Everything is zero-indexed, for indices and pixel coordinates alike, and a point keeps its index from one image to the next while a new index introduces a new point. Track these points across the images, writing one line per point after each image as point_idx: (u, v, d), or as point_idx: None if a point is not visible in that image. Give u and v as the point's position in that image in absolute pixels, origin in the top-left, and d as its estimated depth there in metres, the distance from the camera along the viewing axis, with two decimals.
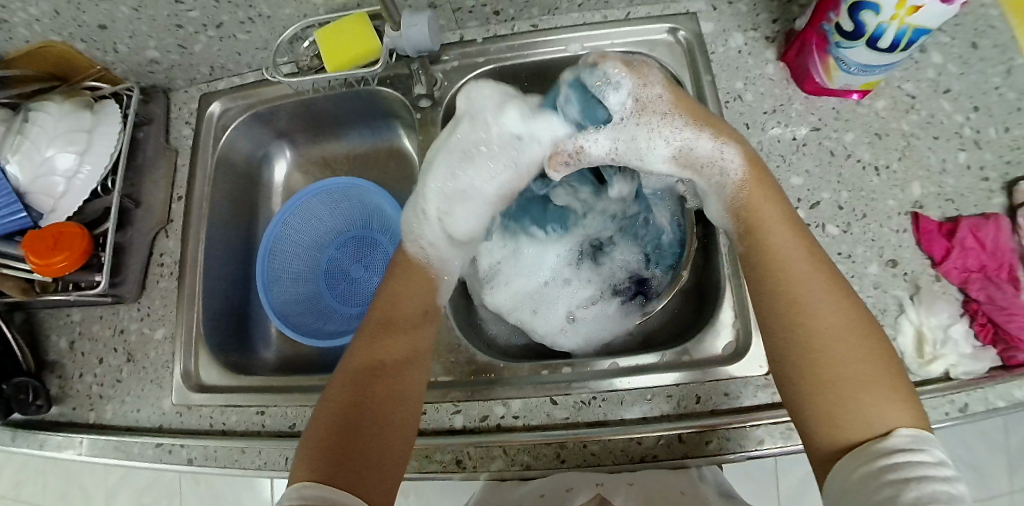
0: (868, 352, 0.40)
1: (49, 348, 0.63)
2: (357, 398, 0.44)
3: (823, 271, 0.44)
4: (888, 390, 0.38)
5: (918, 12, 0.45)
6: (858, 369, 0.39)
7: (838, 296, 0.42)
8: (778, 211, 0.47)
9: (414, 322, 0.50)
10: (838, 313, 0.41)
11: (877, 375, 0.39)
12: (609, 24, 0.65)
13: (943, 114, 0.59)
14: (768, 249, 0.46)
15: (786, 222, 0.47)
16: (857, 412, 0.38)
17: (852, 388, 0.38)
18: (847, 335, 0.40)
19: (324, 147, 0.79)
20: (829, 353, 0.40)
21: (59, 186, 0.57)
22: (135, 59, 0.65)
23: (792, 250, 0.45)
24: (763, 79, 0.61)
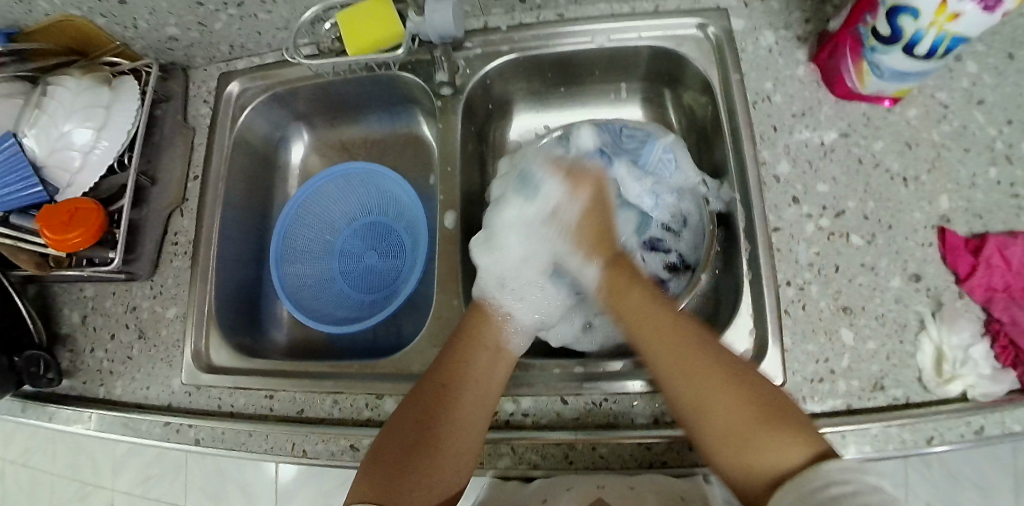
0: (734, 412, 0.42)
1: (62, 321, 0.63)
2: (412, 429, 0.47)
3: (654, 336, 0.48)
4: (777, 434, 0.40)
5: (958, 19, 0.44)
6: (739, 429, 0.41)
7: (698, 372, 0.44)
8: (637, 293, 0.52)
9: (490, 354, 0.52)
10: (686, 378, 0.45)
11: (760, 426, 0.41)
12: (637, 17, 0.63)
13: (975, 127, 0.57)
14: (631, 327, 0.50)
15: (640, 290, 0.52)
16: (752, 462, 0.40)
17: (742, 443, 0.41)
18: (707, 394, 0.43)
19: (341, 130, 0.78)
20: (706, 416, 0.43)
21: (75, 161, 0.57)
22: (155, 35, 0.64)
23: (647, 323, 0.49)
24: (793, 81, 0.60)
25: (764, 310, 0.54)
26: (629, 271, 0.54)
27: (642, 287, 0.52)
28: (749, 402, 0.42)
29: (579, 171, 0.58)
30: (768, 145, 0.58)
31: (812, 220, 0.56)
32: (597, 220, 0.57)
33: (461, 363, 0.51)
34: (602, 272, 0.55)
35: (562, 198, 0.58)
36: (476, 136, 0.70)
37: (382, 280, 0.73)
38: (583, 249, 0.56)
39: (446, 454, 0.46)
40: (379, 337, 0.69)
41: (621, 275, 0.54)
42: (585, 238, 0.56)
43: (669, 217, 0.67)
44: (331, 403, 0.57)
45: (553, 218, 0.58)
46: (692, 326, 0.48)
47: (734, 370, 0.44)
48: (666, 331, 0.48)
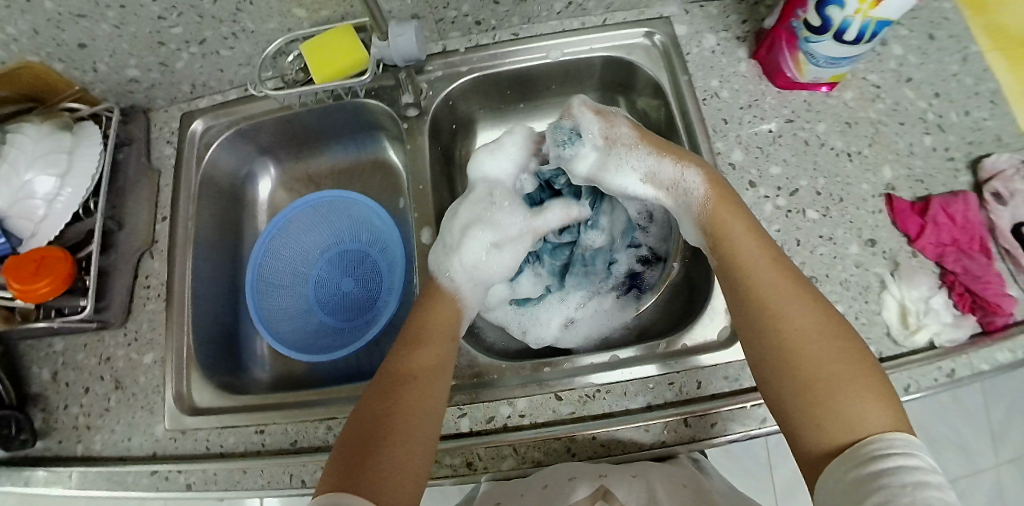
0: (830, 351, 0.42)
1: (30, 381, 0.60)
2: (379, 414, 0.45)
3: (783, 278, 0.47)
4: (860, 391, 0.41)
5: (880, 5, 0.49)
6: (827, 372, 0.42)
7: (801, 311, 0.45)
8: (743, 220, 0.50)
9: (446, 335, 0.52)
10: (783, 312, 0.45)
11: (850, 379, 0.41)
12: (588, 30, 0.67)
13: (907, 102, 0.62)
14: (727, 255, 0.49)
15: (744, 223, 0.50)
16: (837, 414, 0.40)
17: (832, 392, 0.41)
18: (797, 329, 0.44)
19: (307, 162, 0.79)
20: (794, 351, 0.43)
21: (38, 211, 0.56)
22: (114, 78, 0.64)
23: (753, 258, 0.48)
24: (737, 76, 0.64)
25: None
26: (730, 193, 0.52)
27: (747, 217, 0.51)
28: (842, 352, 0.43)
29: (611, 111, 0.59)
30: (721, 137, 0.62)
31: (769, 201, 0.60)
32: (669, 147, 0.55)
33: (419, 345, 0.50)
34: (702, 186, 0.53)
35: (608, 132, 0.57)
36: (442, 156, 0.72)
37: (362, 305, 0.73)
38: (661, 167, 0.54)
39: (418, 433, 0.45)
40: (363, 361, 0.69)
41: (726, 197, 0.52)
42: (656, 156, 0.55)
43: (638, 215, 0.68)
44: (325, 430, 0.56)
45: (608, 144, 0.56)
46: (788, 265, 0.48)
47: (827, 313, 0.45)
48: (768, 268, 0.47)
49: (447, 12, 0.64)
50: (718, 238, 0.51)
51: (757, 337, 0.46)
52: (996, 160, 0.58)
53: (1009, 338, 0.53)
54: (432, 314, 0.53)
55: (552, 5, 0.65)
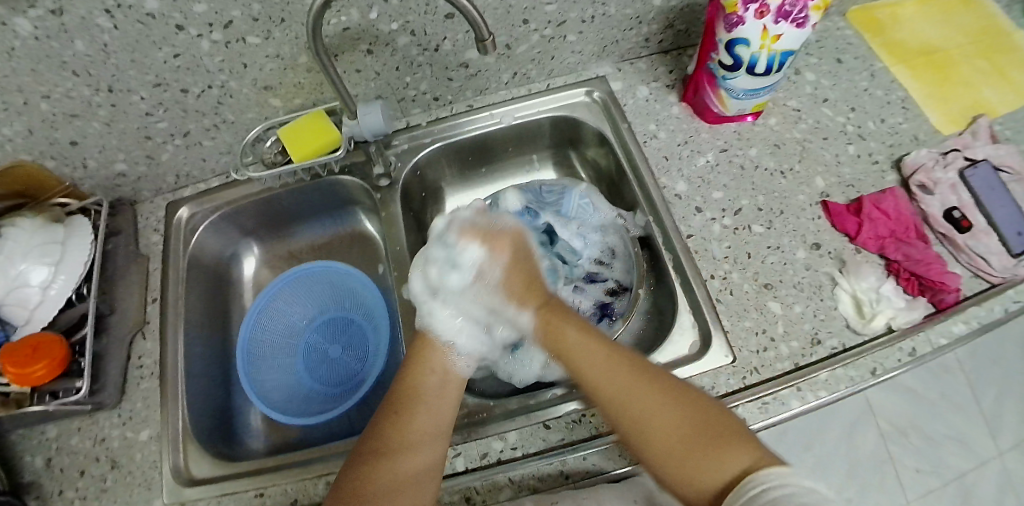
0: (676, 424, 0.47)
1: (24, 469, 0.60)
2: (371, 456, 0.49)
3: (626, 370, 0.51)
4: (711, 449, 0.45)
5: (780, 39, 0.56)
6: (678, 441, 0.46)
7: (637, 385, 0.49)
8: (571, 327, 0.56)
9: (439, 378, 0.55)
10: (627, 404, 0.49)
11: (693, 439, 0.46)
12: (533, 96, 0.76)
13: (827, 119, 0.70)
14: (569, 362, 0.54)
15: (572, 327, 0.56)
16: (693, 475, 0.45)
17: (687, 455, 0.45)
18: (651, 408, 0.48)
19: (289, 241, 0.84)
20: (648, 430, 0.48)
21: (33, 297, 0.59)
22: (103, 173, 0.69)
23: (586, 357, 0.53)
24: (672, 119, 0.73)
25: (699, 304, 0.61)
26: (560, 311, 0.59)
27: (575, 323, 0.57)
28: (691, 419, 0.47)
29: (497, 233, 0.60)
30: (665, 173, 0.69)
31: (716, 222, 0.66)
32: (524, 272, 0.59)
33: (415, 392, 0.53)
34: (535, 317, 0.59)
35: (484, 262, 0.59)
36: (415, 220, 0.78)
37: (351, 369, 0.76)
38: (513, 301, 0.59)
39: (408, 479, 0.48)
40: (354, 421, 0.71)
41: (554, 315, 0.58)
42: (516, 291, 0.58)
43: (600, 253, 0.76)
44: (325, 485, 0.57)
45: (482, 281, 0.59)
46: (628, 358, 0.52)
47: (672, 389, 0.49)
48: (603, 361, 0.52)
49: (407, 91, 0.72)
50: (558, 349, 0.56)
51: (616, 424, 0.50)
52: (916, 156, 0.65)
53: (961, 311, 0.58)
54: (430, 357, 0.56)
55: (500, 76, 0.74)
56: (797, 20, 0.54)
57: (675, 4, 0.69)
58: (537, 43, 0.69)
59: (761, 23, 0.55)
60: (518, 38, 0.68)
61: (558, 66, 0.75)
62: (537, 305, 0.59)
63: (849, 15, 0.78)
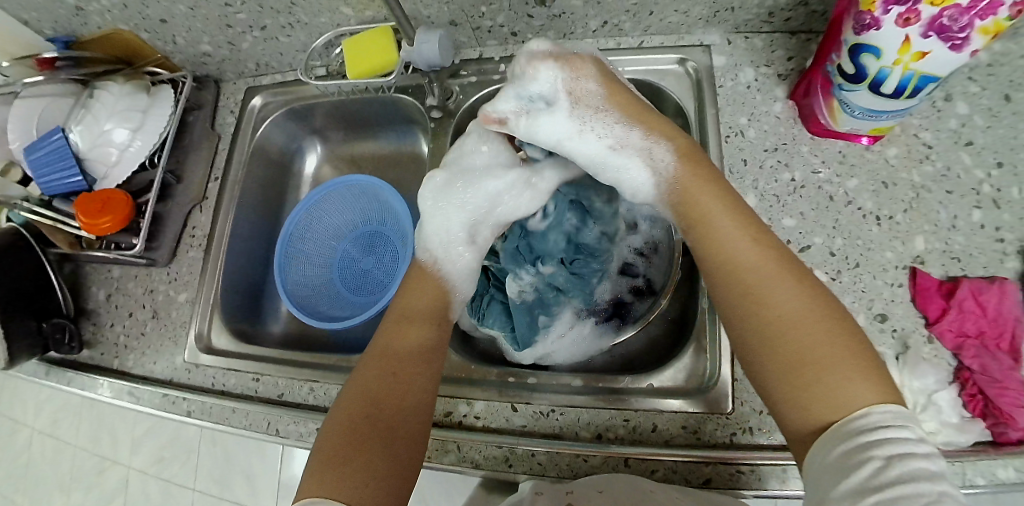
0: (817, 328, 0.40)
1: (89, 298, 0.73)
2: (368, 398, 0.46)
3: (773, 257, 0.44)
4: (853, 373, 0.38)
5: (924, 58, 0.44)
6: (832, 356, 0.39)
7: (777, 274, 0.43)
8: (719, 204, 0.47)
9: (429, 323, 0.53)
10: (773, 279, 0.42)
11: (830, 356, 0.39)
12: (621, 51, 0.66)
13: (960, 169, 0.56)
14: (710, 244, 0.46)
15: (729, 204, 0.47)
16: (829, 398, 0.38)
17: (820, 377, 0.38)
18: (792, 300, 0.41)
19: (353, 145, 0.84)
20: (778, 341, 0.40)
21: (113, 155, 0.66)
22: (191, 51, 0.73)
23: (738, 240, 0.45)
24: (769, 117, 0.60)
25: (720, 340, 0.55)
26: (710, 175, 0.49)
27: (721, 191, 0.48)
28: (835, 326, 0.40)
29: (570, 54, 0.56)
30: (737, 178, 0.59)
31: None
32: (627, 101, 0.54)
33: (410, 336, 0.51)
34: (675, 166, 0.51)
35: (563, 80, 0.55)
36: None
37: (375, 284, 0.77)
38: (625, 125, 0.54)
39: (400, 417, 0.46)
40: (368, 334, 0.74)
41: (700, 171, 0.49)
42: (620, 107, 0.54)
43: (643, 243, 0.67)
44: (307, 390, 0.62)
45: (574, 97, 0.55)
46: (767, 235, 0.45)
47: (807, 281, 0.43)
48: (755, 246, 0.44)
49: (482, 20, 0.66)
50: (697, 224, 0.48)
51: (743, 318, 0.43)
52: None
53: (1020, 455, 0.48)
54: (411, 302, 0.55)
55: (588, 22, 0.65)
56: (953, 39, 0.42)
57: None
58: None
59: (904, 32, 0.44)
60: None
61: (656, 23, 0.64)
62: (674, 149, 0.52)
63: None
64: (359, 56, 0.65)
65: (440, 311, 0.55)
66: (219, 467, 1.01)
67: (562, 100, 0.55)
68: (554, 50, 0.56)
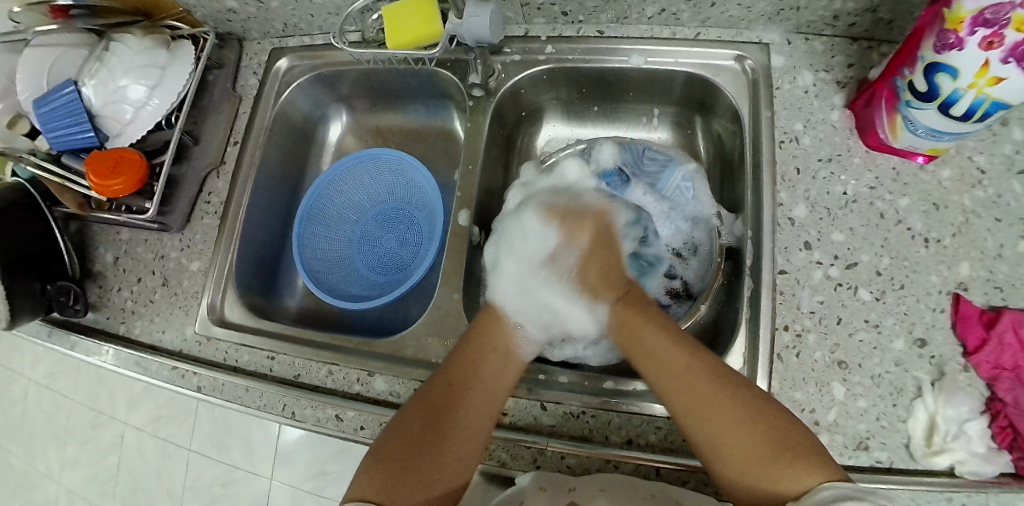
0: (745, 438, 0.42)
1: (96, 259, 0.70)
2: (421, 427, 0.47)
3: (698, 363, 0.46)
4: (794, 468, 0.39)
5: (1000, 83, 0.43)
6: (761, 447, 0.41)
7: (701, 376, 0.45)
8: (651, 329, 0.50)
9: (498, 357, 0.53)
10: (694, 377, 0.45)
11: (763, 450, 0.41)
12: (676, 42, 0.64)
13: (1012, 196, 0.55)
14: (645, 367, 0.49)
15: (656, 327, 0.51)
16: (765, 482, 0.40)
17: (760, 473, 0.40)
18: (726, 415, 0.43)
19: (380, 116, 0.81)
20: (723, 435, 0.42)
21: (127, 114, 0.62)
22: (215, 6, 0.68)
23: (664, 351, 0.48)
24: (825, 124, 0.59)
25: (758, 352, 0.54)
26: (640, 308, 0.53)
27: (653, 320, 0.51)
28: (763, 425, 0.42)
29: (577, 213, 0.57)
30: (787, 187, 0.58)
31: (820, 268, 0.55)
32: (603, 254, 0.56)
33: (471, 366, 0.52)
34: (612, 310, 0.54)
35: (559, 245, 0.56)
36: (504, 140, 0.72)
37: (397, 264, 0.75)
38: (587, 294, 0.55)
39: (454, 447, 0.47)
40: (386, 317, 0.72)
41: (632, 314, 0.53)
42: (590, 277, 0.55)
43: (681, 244, 0.67)
44: (325, 373, 0.60)
45: (553, 266, 0.57)
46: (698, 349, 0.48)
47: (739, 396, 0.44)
48: (680, 368, 0.46)
49: None
50: (630, 347, 0.51)
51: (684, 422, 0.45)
52: None
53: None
54: (493, 333, 0.54)
55: (644, 8, 0.62)
56: None
57: None
58: None
59: (985, 55, 0.42)
60: None
61: (716, 16, 0.61)
62: (612, 300, 0.55)
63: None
64: (400, 26, 0.61)
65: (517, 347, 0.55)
66: (217, 432, 1.00)
67: (541, 256, 0.57)
68: (561, 209, 0.58)
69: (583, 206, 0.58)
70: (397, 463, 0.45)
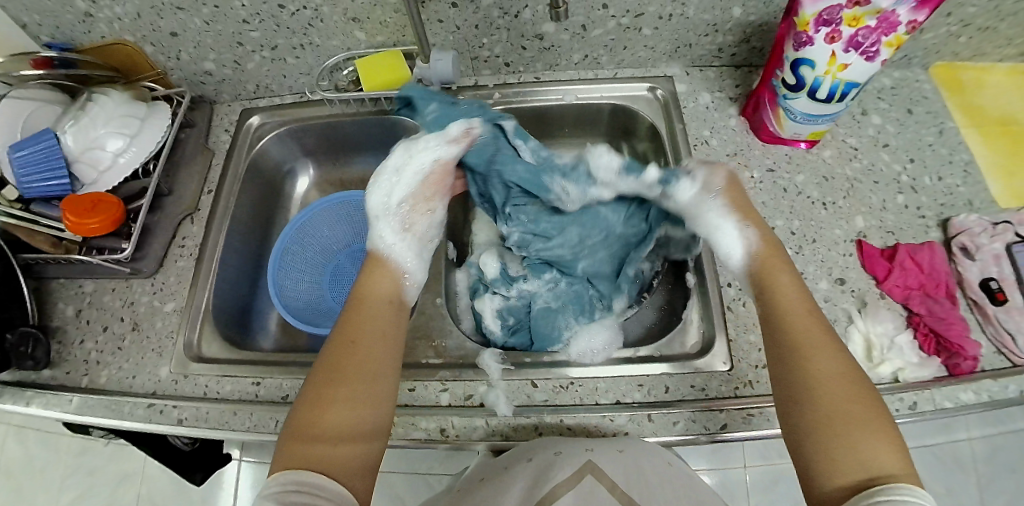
0: (846, 397, 0.44)
1: (55, 315, 0.67)
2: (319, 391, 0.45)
3: (819, 330, 0.48)
4: (867, 433, 0.42)
5: (847, 68, 0.58)
6: (856, 417, 0.43)
7: (821, 340, 0.48)
8: (790, 280, 0.52)
9: (389, 304, 0.53)
10: (824, 341, 0.48)
11: (857, 423, 0.43)
12: (599, 81, 0.78)
13: (882, 164, 0.71)
14: (779, 314, 0.51)
15: (796, 285, 0.52)
16: (842, 454, 0.42)
17: (838, 433, 0.43)
18: (831, 375, 0.45)
19: (342, 169, 0.88)
20: (822, 397, 0.45)
21: (104, 161, 0.66)
22: (193, 68, 0.76)
23: (792, 305, 0.50)
24: (727, 129, 0.73)
25: (711, 306, 0.62)
26: (784, 259, 0.55)
27: (792, 274, 0.53)
28: (861, 399, 0.44)
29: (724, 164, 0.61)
30: None
31: None
32: (744, 205, 0.58)
33: (359, 319, 0.51)
34: (756, 241, 0.55)
35: (701, 180, 0.60)
36: None
37: None
38: (738, 215, 0.57)
39: (369, 395, 0.46)
40: None
41: (777, 259, 0.54)
42: (738, 209, 0.57)
43: None
44: None
45: (705, 193, 0.59)
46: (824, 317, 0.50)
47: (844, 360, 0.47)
48: (807, 313, 0.50)
49: (482, 51, 0.75)
50: (766, 291, 0.53)
51: (787, 369, 0.47)
52: (964, 219, 0.65)
53: (973, 380, 0.57)
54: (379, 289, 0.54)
55: (571, 56, 0.76)
56: (867, 52, 0.57)
57: (754, 20, 0.70)
58: (612, 30, 0.71)
59: (831, 47, 0.57)
60: (595, 21, 0.70)
61: (628, 57, 0.76)
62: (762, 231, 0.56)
63: (931, 69, 0.77)
64: (372, 73, 0.71)
65: (402, 293, 0.55)
66: None
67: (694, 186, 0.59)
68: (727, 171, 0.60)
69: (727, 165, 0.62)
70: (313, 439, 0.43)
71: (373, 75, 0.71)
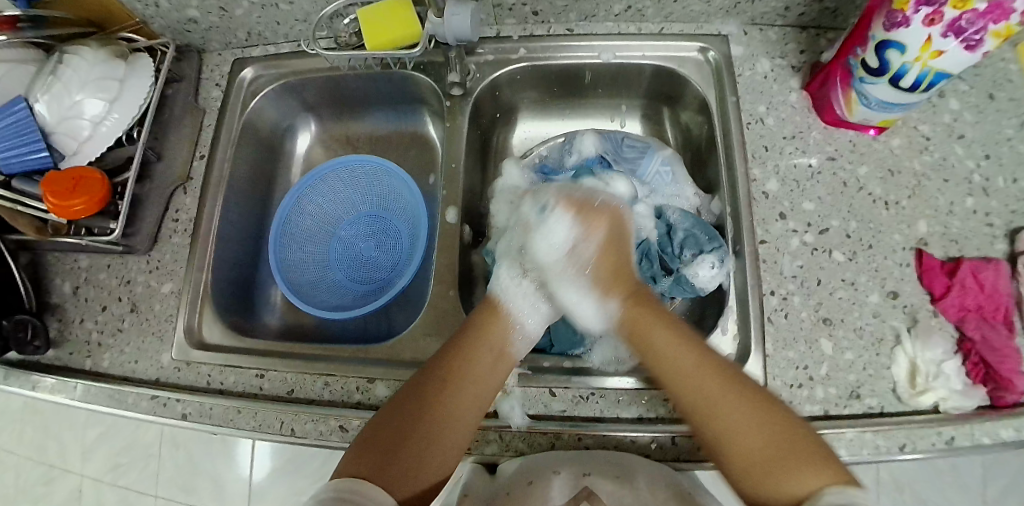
0: (765, 436, 0.41)
1: (52, 291, 0.64)
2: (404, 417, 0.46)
3: (690, 363, 0.47)
4: (793, 466, 0.39)
5: (941, 56, 0.48)
6: (760, 456, 0.41)
7: (698, 374, 0.46)
8: (660, 329, 0.50)
9: (494, 355, 0.51)
10: (678, 380, 0.47)
11: (779, 462, 0.40)
12: (642, 37, 0.67)
13: (955, 158, 0.61)
14: (652, 372, 0.49)
15: (659, 325, 0.50)
16: (776, 493, 0.39)
17: (765, 472, 0.40)
18: (741, 413, 0.43)
19: (348, 125, 0.80)
20: (725, 437, 0.43)
21: (84, 131, 0.59)
22: (174, 16, 0.66)
23: (657, 342, 0.49)
24: (786, 106, 0.63)
25: (749, 313, 0.56)
26: (650, 306, 0.52)
27: (660, 321, 0.50)
28: (762, 434, 0.41)
29: (592, 208, 0.58)
30: (758, 163, 0.61)
31: (797, 235, 0.59)
32: (614, 253, 0.55)
33: (462, 362, 0.49)
34: (621, 309, 0.53)
35: (577, 237, 0.56)
36: (481, 136, 0.73)
37: (377, 269, 0.73)
38: (600, 290, 0.55)
39: (442, 442, 0.46)
40: (369, 325, 0.70)
41: (643, 312, 0.52)
42: (603, 274, 0.55)
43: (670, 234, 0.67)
44: (321, 385, 0.57)
45: (573, 257, 0.56)
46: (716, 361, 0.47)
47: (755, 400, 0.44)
48: (668, 356, 0.48)
49: None
50: (642, 355, 0.50)
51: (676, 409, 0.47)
52: None
53: (1017, 416, 0.51)
54: (491, 327, 0.53)
55: (611, 6, 0.65)
56: (968, 40, 0.46)
57: None
58: None
59: (927, 31, 0.46)
60: None
61: (678, 11, 0.65)
62: (624, 296, 0.54)
63: None
64: (377, 27, 0.61)
65: (512, 345, 0.53)
66: (181, 474, 0.98)
67: (560, 250, 0.56)
68: (579, 200, 0.58)
69: (598, 204, 0.58)
70: (380, 452, 0.43)
71: (377, 28, 0.61)
